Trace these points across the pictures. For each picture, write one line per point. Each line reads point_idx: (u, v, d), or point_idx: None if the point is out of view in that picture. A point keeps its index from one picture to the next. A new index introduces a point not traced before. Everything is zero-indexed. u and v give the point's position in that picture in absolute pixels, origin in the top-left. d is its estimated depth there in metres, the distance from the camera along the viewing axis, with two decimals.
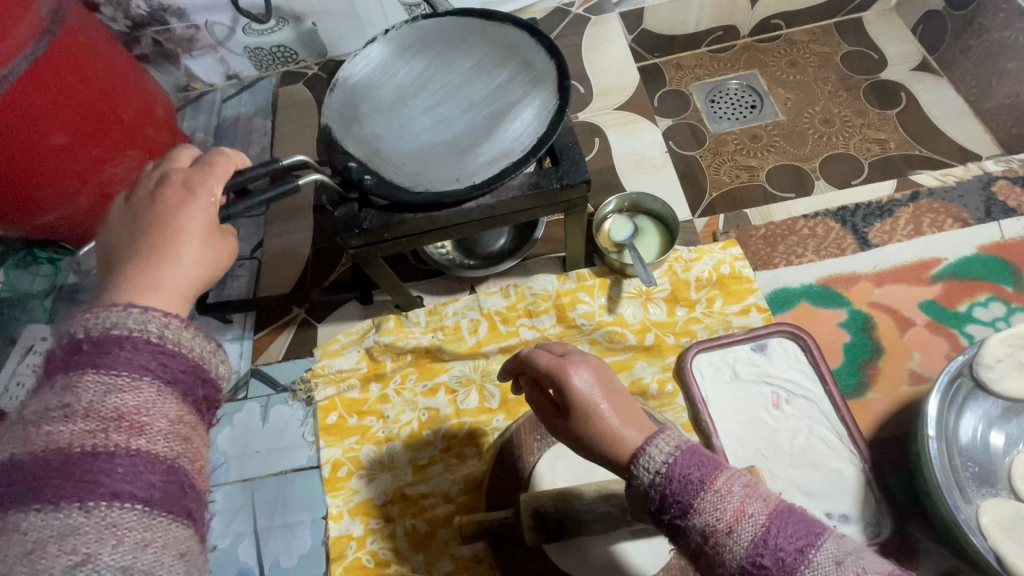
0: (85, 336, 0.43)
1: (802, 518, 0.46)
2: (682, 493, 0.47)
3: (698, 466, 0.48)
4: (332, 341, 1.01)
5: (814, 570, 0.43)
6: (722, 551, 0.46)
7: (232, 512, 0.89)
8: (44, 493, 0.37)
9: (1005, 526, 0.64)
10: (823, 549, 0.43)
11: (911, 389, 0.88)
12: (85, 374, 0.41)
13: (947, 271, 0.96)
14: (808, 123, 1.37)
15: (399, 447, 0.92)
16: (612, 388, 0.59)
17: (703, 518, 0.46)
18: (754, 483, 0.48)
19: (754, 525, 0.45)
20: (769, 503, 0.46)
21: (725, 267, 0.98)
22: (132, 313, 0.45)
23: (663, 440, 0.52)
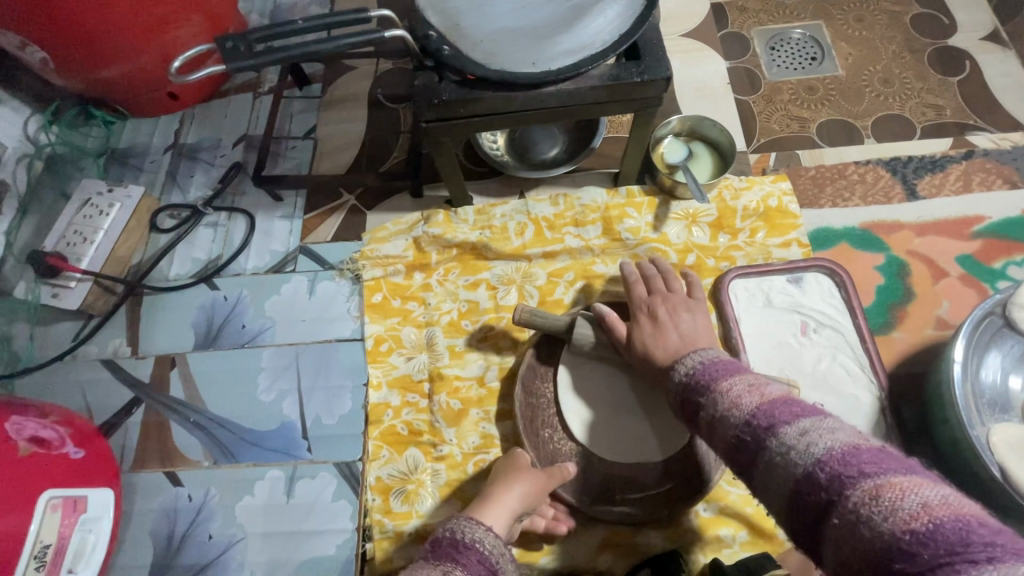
0: (448, 546, 0.63)
1: (787, 407, 0.50)
2: (695, 393, 0.61)
3: (713, 375, 0.60)
4: (381, 228, 1.03)
5: (779, 440, 0.49)
6: (719, 423, 0.55)
7: (278, 370, 0.95)
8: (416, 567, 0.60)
9: (1012, 446, 0.69)
10: (795, 425, 0.48)
11: (936, 333, 0.91)
12: (453, 560, 0.61)
13: (988, 229, 0.98)
14: (868, 80, 1.18)
15: (438, 332, 0.96)
16: (679, 324, 0.77)
17: (707, 405, 0.58)
18: (758, 385, 0.55)
19: (741, 410, 0.53)
20: (764, 397, 0.53)
21: (773, 201, 1.00)
22: (486, 533, 0.65)
23: (697, 356, 0.65)
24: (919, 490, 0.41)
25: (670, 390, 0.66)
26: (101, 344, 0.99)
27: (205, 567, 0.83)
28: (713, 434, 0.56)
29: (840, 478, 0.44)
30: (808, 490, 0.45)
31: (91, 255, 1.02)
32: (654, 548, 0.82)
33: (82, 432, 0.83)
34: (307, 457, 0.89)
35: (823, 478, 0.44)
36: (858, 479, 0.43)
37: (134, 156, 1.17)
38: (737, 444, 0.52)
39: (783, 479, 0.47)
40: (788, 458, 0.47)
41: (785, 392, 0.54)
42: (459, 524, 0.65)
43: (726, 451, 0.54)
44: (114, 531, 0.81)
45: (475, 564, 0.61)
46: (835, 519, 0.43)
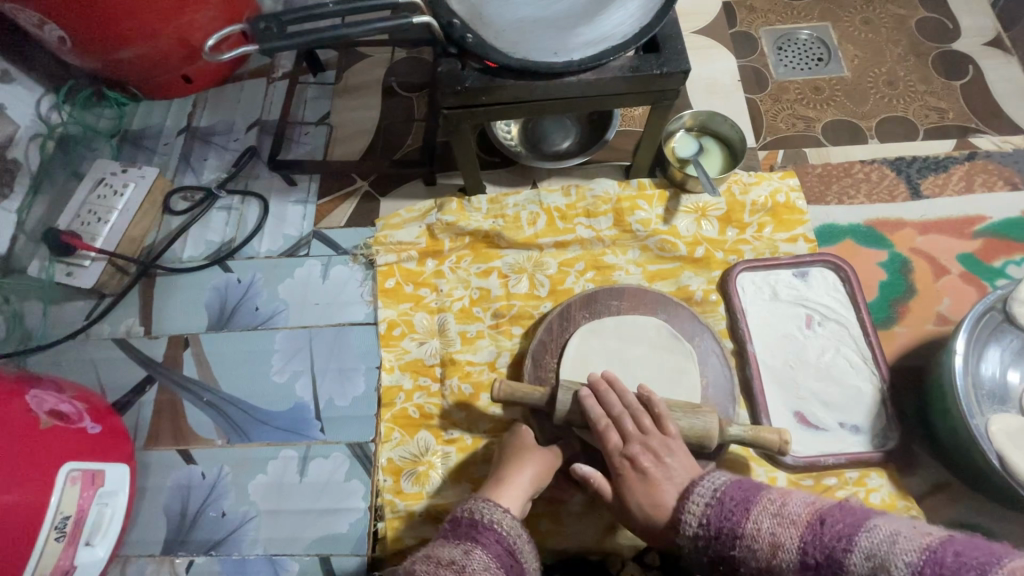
0: (468, 525, 0.67)
1: (834, 530, 0.55)
2: (721, 546, 0.62)
3: (731, 517, 0.62)
4: (394, 215, 1.05)
5: (852, 570, 0.53)
6: (775, 573, 0.58)
7: (291, 352, 0.96)
8: (436, 548, 0.63)
9: (1010, 435, 0.72)
10: (856, 549, 0.53)
11: (936, 328, 0.94)
12: (471, 540, 0.64)
13: (989, 229, 1.00)
14: (871, 82, 1.20)
15: (450, 318, 0.97)
16: (668, 474, 0.71)
17: (747, 559, 0.60)
18: (781, 512, 0.60)
19: (788, 550, 0.57)
20: (797, 524, 0.58)
21: (781, 196, 1.02)
22: (505, 513, 0.68)
23: (700, 493, 0.66)
24: None
25: (683, 546, 0.66)
26: (114, 323, 1.00)
27: (218, 544, 0.84)
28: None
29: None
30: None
31: (105, 234, 1.02)
32: None
33: (97, 408, 0.84)
34: (319, 438, 0.90)
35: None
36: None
37: (147, 138, 1.18)
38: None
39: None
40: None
41: (809, 507, 0.59)
42: (477, 505, 0.68)
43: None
44: (129, 506, 0.83)
45: (492, 543, 0.65)
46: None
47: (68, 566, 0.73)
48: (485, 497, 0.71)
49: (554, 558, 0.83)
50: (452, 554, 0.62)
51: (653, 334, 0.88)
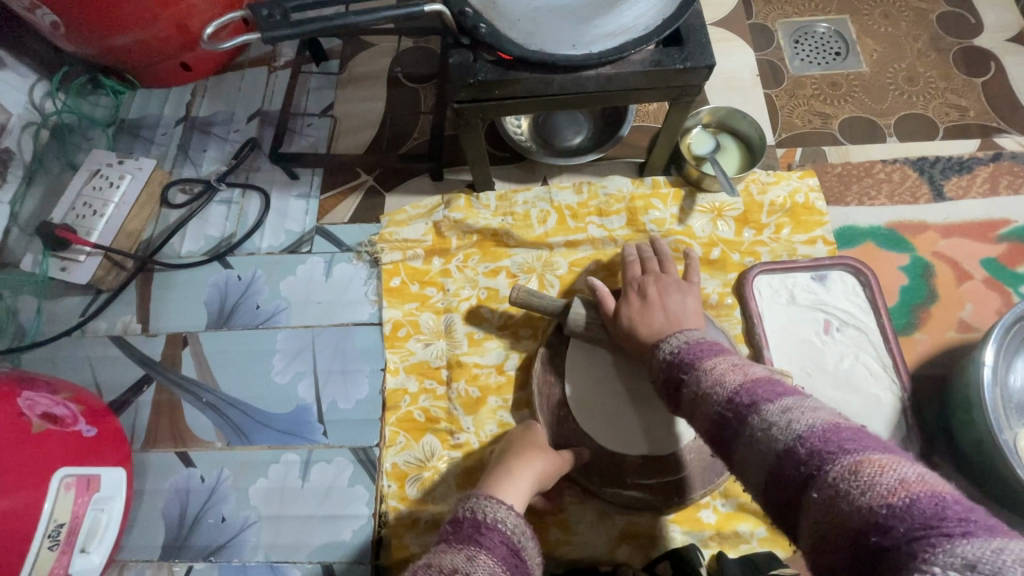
0: (469, 526, 0.60)
1: (770, 387, 0.50)
2: (678, 370, 0.60)
3: (698, 352, 0.59)
4: (399, 211, 1.01)
5: (761, 418, 0.47)
6: (707, 397, 0.54)
7: (293, 353, 0.93)
8: (437, 555, 0.56)
9: None
10: (778, 404, 0.47)
11: (958, 335, 0.91)
12: (474, 543, 0.58)
13: (1014, 232, 0.97)
14: (891, 78, 1.16)
15: (457, 319, 0.94)
16: (665, 304, 0.78)
17: (698, 377, 0.56)
18: (743, 365, 0.55)
19: (726, 386, 0.52)
20: (749, 377, 0.52)
21: (800, 196, 0.99)
22: (507, 512, 0.63)
23: (679, 337, 0.64)
24: (895, 464, 0.39)
25: (651, 371, 0.65)
26: (111, 320, 0.97)
27: (217, 549, 0.82)
28: (696, 413, 0.55)
29: (821, 453, 0.42)
30: (790, 466, 0.43)
31: (101, 228, 0.98)
32: (671, 541, 0.81)
33: (92, 410, 0.81)
34: (322, 441, 0.87)
35: (803, 455, 0.43)
36: (839, 455, 0.41)
37: (144, 128, 1.14)
38: (718, 420, 0.51)
39: (764, 457, 0.46)
40: (769, 435, 0.46)
41: (770, 373, 0.53)
42: (479, 503, 0.63)
43: (709, 429, 0.53)
44: (124, 513, 0.79)
45: (498, 545, 0.58)
46: (816, 494, 0.41)
47: (63, 574, 0.70)
48: (484, 493, 0.66)
49: (563, 568, 0.81)
50: (454, 561, 0.55)
51: None
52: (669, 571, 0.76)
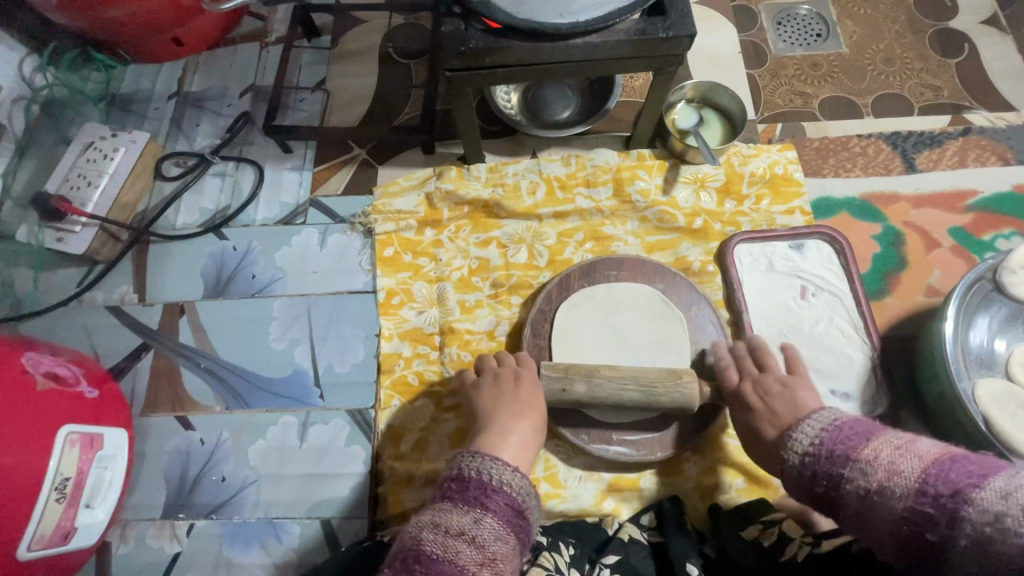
0: (474, 485, 0.65)
1: (963, 469, 0.51)
2: (830, 465, 0.61)
3: (848, 442, 0.61)
4: (392, 183, 1.04)
5: (976, 508, 0.48)
6: (883, 500, 0.55)
7: (289, 320, 0.95)
8: (443, 514, 0.62)
9: (995, 398, 0.74)
10: (988, 488, 0.48)
11: (926, 299, 0.96)
12: (481, 505, 0.63)
13: (980, 203, 1.02)
14: (869, 59, 1.20)
15: (449, 288, 0.97)
16: (772, 407, 0.74)
17: (856, 481, 0.58)
18: (908, 445, 0.57)
19: (906, 478, 0.54)
20: (924, 459, 0.54)
21: (779, 168, 1.03)
22: (512, 476, 0.67)
23: (810, 426, 0.66)
24: None
25: (787, 469, 0.66)
26: (107, 291, 0.99)
27: (218, 507, 0.85)
28: (873, 518, 0.56)
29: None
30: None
31: (96, 200, 0.99)
32: (653, 492, 0.86)
33: (92, 373, 0.84)
34: (319, 405, 0.90)
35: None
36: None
37: (136, 103, 1.15)
38: (916, 520, 0.52)
39: (1004, 561, 0.45)
40: (1003, 531, 0.45)
41: (941, 449, 0.55)
42: (485, 464, 0.67)
43: (901, 544, 0.53)
44: (127, 472, 0.83)
45: (502, 508, 0.64)
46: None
47: (70, 527, 0.72)
48: (486, 454, 0.70)
49: (553, 520, 0.85)
50: (462, 523, 0.61)
51: (645, 298, 0.90)
52: (653, 522, 0.80)
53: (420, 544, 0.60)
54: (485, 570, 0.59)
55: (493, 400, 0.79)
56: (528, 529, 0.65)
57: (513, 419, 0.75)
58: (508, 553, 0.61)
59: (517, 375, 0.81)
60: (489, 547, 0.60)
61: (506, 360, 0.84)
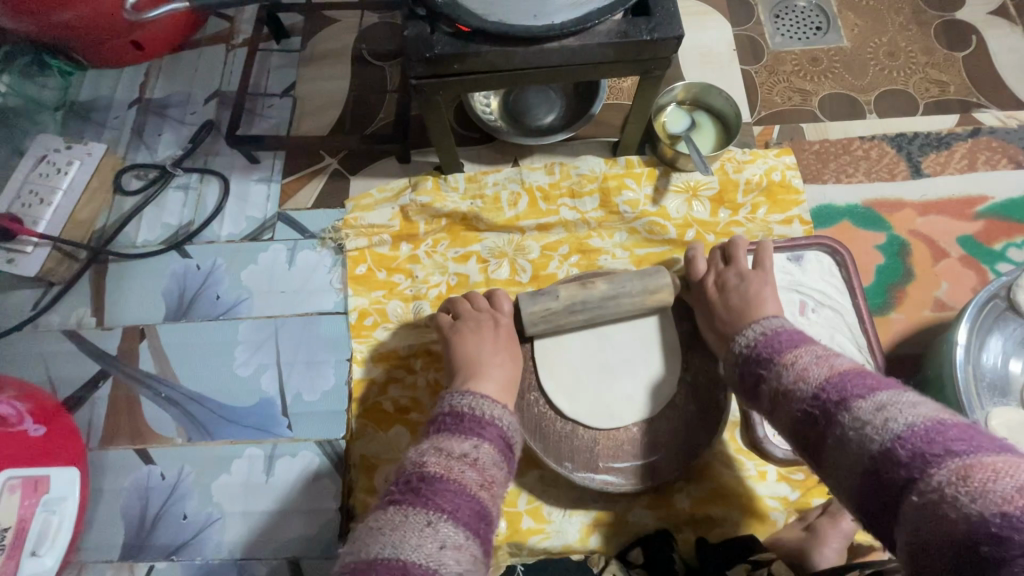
0: (468, 416, 0.64)
1: (858, 381, 0.52)
2: (754, 364, 0.63)
3: (774, 347, 0.62)
4: (365, 195, 0.98)
5: (853, 415, 0.50)
6: (788, 394, 0.57)
7: (256, 344, 0.90)
8: (439, 442, 0.60)
9: (1010, 430, 0.69)
10: (870, 400, 0.50)
11: (933, 314, 0.90)
12: (476, 434, 0.62)
13: (991, 209, 0.96)
14: (872, 53, 1.13)
15: (426, 307, 0.91)
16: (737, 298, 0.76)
17: (772, 376, 0.60)
18: (827, 357, 0.58)
19: (810, 382, 0.55)
20: (835, 369, 0.55)
21: (776, 175, 0.97)
22: (501, 409, 0.66)
23: (755, 325, 0.68)
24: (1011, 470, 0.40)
25: (727, 364, 0.68)
26: (64, 314, 0.93)
27: (179, 548, 0.79)
28: (779, 409, 0.58)
29: (924, 457, 0.43)
30: (888, 468, 0.45)
31: (48, 218, 0.94)
32: (643, 526, 0.81)
33: (42, 407, 0.78)
34: (287, 435, 0.85)
35: (904, 456, 0.45)
36: (945, 457, 0.43)
37: (96, 111, 1.08)
38: (807, 417, 0.54)
39: (857, 454, 0.48)
40: (863, 436, 0.48)
41: (855, 364, 0.56)
42: (473, 397, 0.66)
43: (793, 427, 0.56)
44: (80, 515, 0.76)
45: (495, 437, 0.62)
46: (915, 497, 0.43)
47: None
48: (473, 390, 0.68)
49: (536, 558, 0.79)
50: (462, 446, 0.59)
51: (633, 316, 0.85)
52: (641, 559, 0.75)
53: (419, 468, 0.56)
54: (486, 492, 0.57)
55: (475, 343, 0.77)
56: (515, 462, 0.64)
57: (491, 358, 0.76)
58: (502, 479, 0.60)
59: (494, 321, 0.80)
60: (488, 470, 0.58)
61: (481, 304, 0.82)
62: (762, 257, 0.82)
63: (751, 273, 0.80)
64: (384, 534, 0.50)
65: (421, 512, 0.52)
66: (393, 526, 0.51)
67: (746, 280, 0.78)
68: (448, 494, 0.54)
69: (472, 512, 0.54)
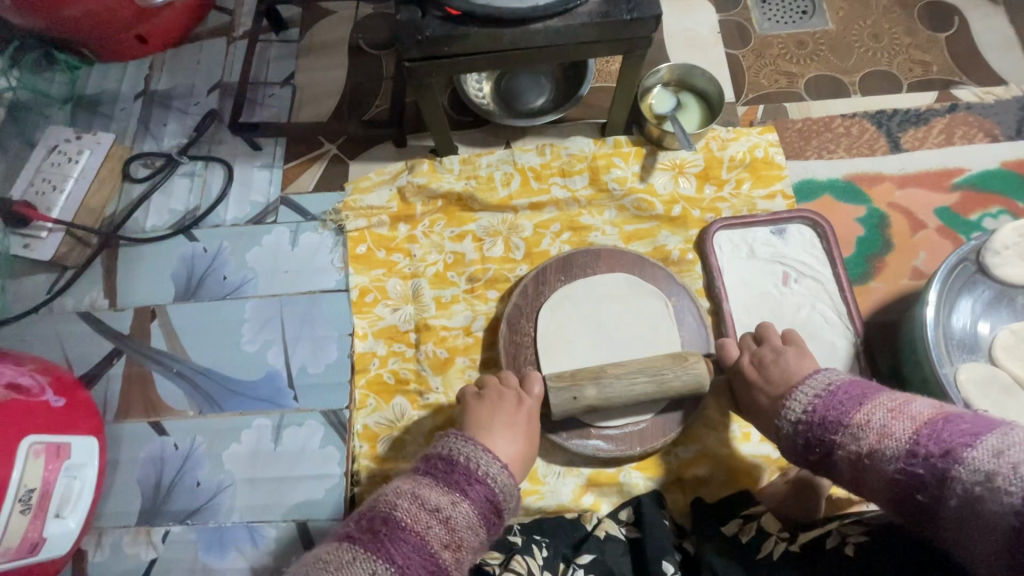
0: (461, 466, 0.65)
1: (956, 430, 0.53)
2: (822, 432, 0.63)
3: (841, 406, 0.63)
4: (363, 178, 1.01)
5: (968, 468, 0.51)
6: (876, 464, 0.58)
7: (261, 321, 0.94)
8: (422, 487, 0.63)
9: (977, 384, 0.72)
10: (980, 447, 0.51)
11: (911, 283, 0.94)
12: (461, 490, 0.63)
13: (967, 181, 0.99)
14: (856, 35, 1.16)
15: (424, 284, 0.95)
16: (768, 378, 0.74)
17: (848, 446, 0.60)
18: (900, 407, 0.59)
19: (898, 440, 0.56)
20: (917, 421, 0.57)
21: (760, 151, 1.00)
22: (500, 472, 0.66)
23: (805, 391, 0.67)
24: None
25: (785, 434, 0.67)
26: (78, 296, 0.97)
27: (193, 513, 0.84)
28: (869, 477, 0.59)
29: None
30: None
31: (62, 204, 0.98)
32: (634, 487, 0.85)
33: (62, 381, 0.82)
34: (293, 406, 0.89)
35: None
36: None
37: (103, 104, 1.11)
38: (911, 481, 0.55)
39: (993, 517, 0.48)
40: (994, 491, 0.49)
41: (934, 408, 0.57)
42: (475, 452, 0.66)
43: (896, 500, 0.57)
44: (99, 480, 0.82)
45: (480, 500, 0.63)
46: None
47: (37, 538, 0.71)
48: (477, 440, 0.69)
49: (532, 517, 0.84)
50: (439, 501, 0.61)
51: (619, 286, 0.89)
52: (631, 518, 0.78)
53: (390, 508, 0.61)
54: (448, 553, 0.59)
55: (490, 416, 0.74)
56: (499, 526, 0.65)
57: (504, 428, 0.74)
58: (474, 544, 0.62)
59: (519, 399, 0.77)
60: (459, 532, 0.61)
61: (509, 380, 0.79)
62: (791, 335, 0.79)
63: (786, 347, 0.77)
64: (329, 569, 0.56)
65: (369, 559, 0.57)
66: (341, 563, 0.56)
67: (783, 355, 0.75)
68: (405, 546, 0.58)
69: (421, 571, 0.57)
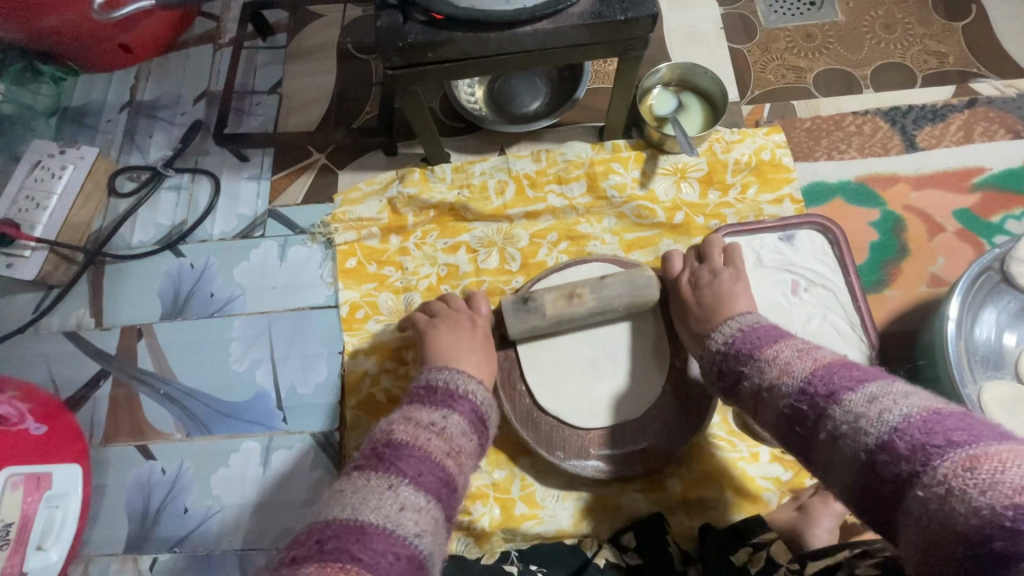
0: (444, 389, 0.65)
1: (847, 373, 0.50)
2: (734, 362, 0.61)
3: (756, 342, 0.61)
4: (353, 189, 0.98)
5: (843, 408, 0.48)
6: (772, 396, 0.55)
7: (249, 339, 0.91)
8: (413, 413, 0.60)
9: (1002, 403, 0.68)
10: (860, 392, 0.48)
11: (929, 290, 0.89)
12: (447, 406, 0.62)
13: (988, 180, 0.94)
14: (867, 26, 1.10)
15: (417, 298, 0.92)
16: (703, 293, 0.76)
17: (753, 378, 0.58)
18: (808, 350, 0.56)
19: (795, 376, 0.53)
20: (818, 361, 0.54)
21: (766, 154, 0.95)
22: (477, 386, 0.67)
23: (732, 326, 0.66)
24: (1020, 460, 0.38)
25: (704, 362, 0.67)
26: (64, 316, 0.95)
27: (181, 540, 0.81)
28: (763, 408, 0.56)
29: (924, 450, 0.41)
30: (886, 462, 0.43)
31: (44, 222, 0.95)
32: (636, 509, 0.81)
33: (44, 406, 0.80)
34: (283, 428, 0.86)
35: (904, 448, 0.43)
36: (946, 449, 0.40)
37: (88, 116, 1.09)
38: (793, 414, 0.52)
39: (851, 457, 0.46)
40: (857, 429, 0.46)
41: (838, 355, 0.54)
42: (451, 374, 0.67)
43: (778, 427, 0.55)
44: (85, 508, 0.79)
45: (467, 411, 0.63)
46: (919, 492, 0.41)
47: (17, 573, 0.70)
48: (450, 366, 0.70)
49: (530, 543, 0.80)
50: (431, 416, 0.60)
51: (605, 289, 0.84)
52: (633, 542, 0.74)
53: (387, 435, 0.57)
54: (452, 460, 0.57)
55: (450, 340, 0.76)
56: (487, 437, 0.65)
57: (467, 354, 0.74)
58: (470, 451, 0.60)
59: (472, 322, 0.79)
60: (456, 441, 0.59)
61: (459, 304, 0.82)
62: (732, 254, 0.81)
63: (724, 269, 0.79)
64: (347, 496, 0.50)
65: (384, 476, 0.52)
66: (354, 488, 0.51)
67: (719, 277, 0.77)
68: (414, 457, 0.54)
69: (436, 478, 0.54)
